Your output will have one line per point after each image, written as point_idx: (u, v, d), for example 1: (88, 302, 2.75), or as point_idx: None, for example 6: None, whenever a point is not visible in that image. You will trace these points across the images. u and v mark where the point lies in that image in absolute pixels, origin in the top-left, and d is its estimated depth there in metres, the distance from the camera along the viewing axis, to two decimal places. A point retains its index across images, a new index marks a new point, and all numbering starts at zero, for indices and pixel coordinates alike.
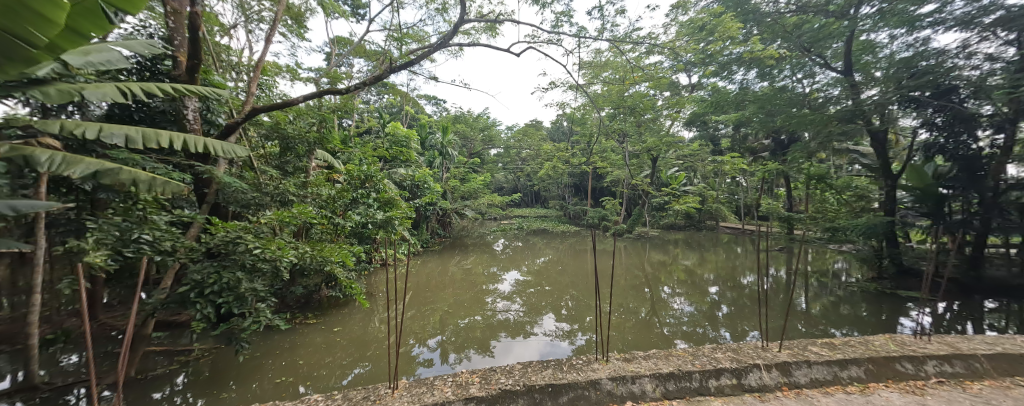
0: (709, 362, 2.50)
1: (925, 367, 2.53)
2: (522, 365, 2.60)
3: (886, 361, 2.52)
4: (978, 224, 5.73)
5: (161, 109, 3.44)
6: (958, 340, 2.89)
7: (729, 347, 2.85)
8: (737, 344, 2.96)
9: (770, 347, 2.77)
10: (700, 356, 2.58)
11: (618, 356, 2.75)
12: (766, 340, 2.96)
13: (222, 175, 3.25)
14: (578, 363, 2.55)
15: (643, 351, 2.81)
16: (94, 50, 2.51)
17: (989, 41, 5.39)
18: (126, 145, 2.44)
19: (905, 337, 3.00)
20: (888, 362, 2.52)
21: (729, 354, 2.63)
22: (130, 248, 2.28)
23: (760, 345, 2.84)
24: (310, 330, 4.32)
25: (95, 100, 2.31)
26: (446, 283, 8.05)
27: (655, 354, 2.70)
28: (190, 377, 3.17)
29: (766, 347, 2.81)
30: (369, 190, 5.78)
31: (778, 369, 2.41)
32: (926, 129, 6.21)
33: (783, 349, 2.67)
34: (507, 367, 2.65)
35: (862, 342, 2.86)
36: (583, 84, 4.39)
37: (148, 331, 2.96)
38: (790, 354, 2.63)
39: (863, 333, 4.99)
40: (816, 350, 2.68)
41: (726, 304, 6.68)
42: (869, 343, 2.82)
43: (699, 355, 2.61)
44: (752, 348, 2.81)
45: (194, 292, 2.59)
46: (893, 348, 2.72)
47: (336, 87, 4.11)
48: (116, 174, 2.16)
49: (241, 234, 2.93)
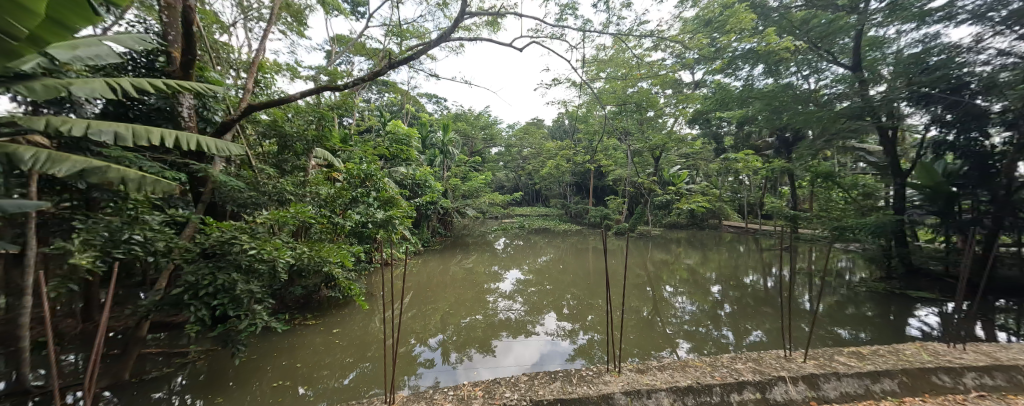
0: (729, 374, 2.43)
1: (963, 380, 2.44)
2: (527, 376, 2.53)
3: (921, 373, 2.43)
4: (990, 223, 5.58)
5: (157, 107, 3.37)
6: (994, 350, 2.81)
7: (749, 357, 2.78)
8: (757, 354, 2.88)
9: (794, 357, 2.71)
10: (720, 367, 2.52)
11: (630, 367, 2.67)
12: (789, 349, 2.89)
13: (217, 174, 3.18)
14: (588, 375, 2.48)
15: (656, 362, 2.73)
16: (82, 44, 2.44)
17: (1003, 36, 5.20)
18: (114, 142, 2.34)
19: (936, 346, 2.93)
20: (923, 374, 2.43)
21: (751, 365, 2.56)
22: (120, 249, 2.18)
23: (783, 356, 2.77)
24: (308, 332, 4.25)
25: (83, 96, 2.23)
26: (446, 282, 7.99)
27: (670, 365, 2.62)
28: (187, 379, 3.11)
29: (789, 358, 2.74)
30: (369, 189, 5.71)
31: (805, 382, 2.34)
32: (937, 127, 6.01)
33: (809, 359, 2.62)
34: (511, 378, 2.58)
35: (891, 352, 2.78)
36: (587, 81, 4.29)
37: (144, 333, 2.88)
38: (816, 365, 2.56)
39: (872, 334, 4.89)
40: (844, 360, 2.61)
41: (729, 303, 6.60)
42: (899, 353, 2.74)
43: (718, 367, 2.53)
44: (773, 358, 2.75)
45: (188, 294, 2.52)
46: (926, 359, 2.64)
47: (335, 83, 4.02)
48: (103, 173, 2.07)
49: (237, 234, 2.84)
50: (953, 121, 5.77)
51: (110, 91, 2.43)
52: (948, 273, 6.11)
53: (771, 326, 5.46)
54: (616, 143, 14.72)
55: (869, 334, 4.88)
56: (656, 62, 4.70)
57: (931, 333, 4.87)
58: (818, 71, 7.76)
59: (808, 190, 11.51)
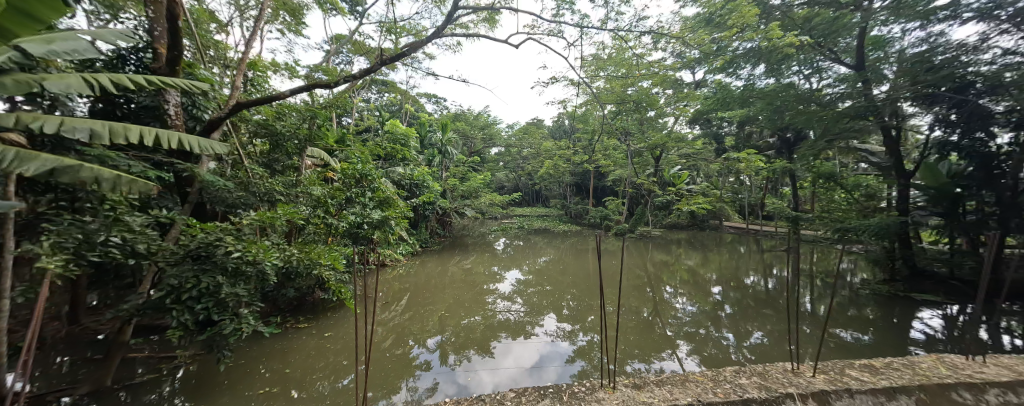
0: (734, 390, 2.37)
1: (985, 397, 2.34)
2: (514, 393, 2.45)
3: (939, 390, 2.34)
4: (995, 224, 5.50)
5: (144, 104, 3.32)
6: (1014, 364, 2.72)
7: (754, 370, 2.71)
8: (762, 367, 2.80)
9: (802, 372, 2.63)
10: (723, 383, 2.45)
11: (628, 382, 2.60)
12: (797, 363, 2.81)
13: (203, 174, 3.10)
14: (581, 392, 2.42)
15: (655, 376, 2.66)
16: (58, 38, 2.35)
17: (1010, 35, 5.11)
18: (91, 140, 2.26)
19: (953, 359, 2.84)
20: (941, 391, 2.34)
21: (756, 380, 2.49)
22: (95, 252, 2.08)
23: (790, 370, 2.69)
24: (299, 336, 4.15)
25: (57, 91, 2.14)
26: (444, 283, 7.91)
27: (669, 379, 2.55)
28: (173, 383, 3.04)
29: (797, 372, 2.66)
30: (365, 188, 5.64)
31: (815, 399, 2.26)
32: (939, 127, 5.92)
33: (818, 373, 2.54)
34: (498, 394, 2.51)
35: (906, 365, 2.70)
36: (585, 79, 4.20)
37: (127, 337, 2.81)
38: (826, 380, 2.48)
39: (875, 337, 4.81)
40: (856, 375, 2.53)
41: (729, 304, 6.52)
42: (914, 367, 2.66)
43: (722, 381, 2.47)
44: (779, 372, 2.67)
45: (170, 298, 2.43)
46: (945, 373, 2.56)
47: (327, 80, 3.95)
48: (76, 172, 1.98)
49: (223, 235, 2.75)
50: (957, 121, 5.64)
51: (86, 87, 2.35)
52: (952, 275, 6.03)
53: (773, 328, 5.38)
54: (616, 143, 14.64)
55: (871, 337, 4.80)
56: (657, 62, 4.62)
57: (935, 336, 4.79)
58: (820, 71, 7.66)
59: (809, 190, 11.41)
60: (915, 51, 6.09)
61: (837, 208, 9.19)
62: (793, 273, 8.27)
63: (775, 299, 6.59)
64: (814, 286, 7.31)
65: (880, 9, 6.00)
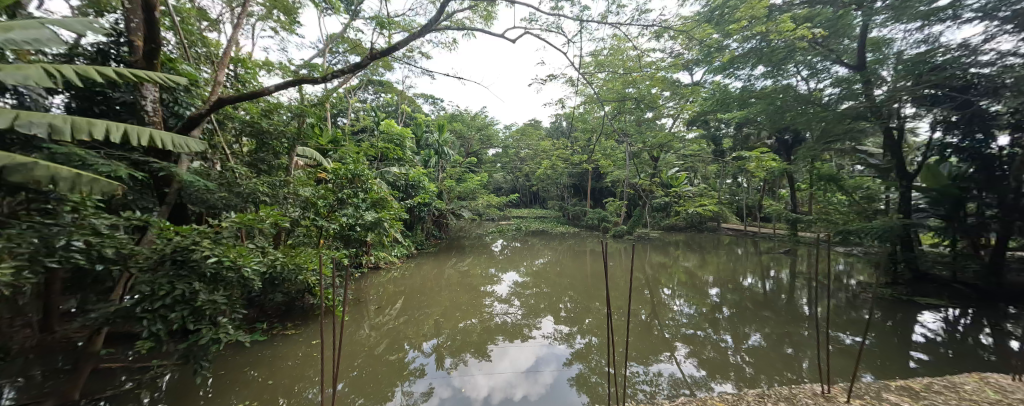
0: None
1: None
2: None
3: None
4: (998, 227, 5.44)
5: (122, 100, 3.17)
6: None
7: (785, 395, 2.85)
8: (792, 392, 2.95)
9: (835, 396, 2.77)
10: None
11: None
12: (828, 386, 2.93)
13: (181, 173, 2.94)
14: None
15: None
16: (17, 26, 2.21)
17: (1010, 36, 5.06)
18: (51, 135, 2.13)
19: (997, 379, 3.06)
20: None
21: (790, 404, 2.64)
22: (54, 258, 1.90)
23: (821, 394, 2.83)
24: (284, 343, 3.98)
25: (12, 83, 1.99)
26: (440, 285, 7.73)
27: None
28: (152, 393, 2.89)
29: (829, 396, 2.80)
30: (357, 189, 5.46)
31: None
32: (943, 129, 5.79)
33: (853, 399, 2.69)
34: None
35: (948, 388, 2.89)
36: (582, 76, 4.08)
37: (99, 347, 2.65)
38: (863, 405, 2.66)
39: (879, 341, 4.70)
40: (896, 400, 2.69)
41: (728, 306, 6.40)
42: (956, 390, 2.84)
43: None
44: (810, 397, 2.82)
45: (140, 306, 2.26)
46: (990, 397, 2.72)
47: (313, 75, 3.81)
48: (28, 171, 1.82)
49: (200, 239, 2.58)
50: (958, 122, 5.58)
51: (50, 79, 2.22)
52: (954, 278, 5.97)
53: (771, 330, 5.27)
54: (614, 145, 14.58)
55: (875, 341, 4.70)
56: (659, 64, 4.50)
57: (938, 340, 4.71)
58: (818, 72, 7.56)
59: (807, 192, 11.38)
60: (914, 52, 6.04)
61: (835, 210, 9.16)
62: (792, 275, 8.17)
63: (774, 301, 6.49)
64: (813, 289, 7.24)
65: (881, 9, 5.91)
